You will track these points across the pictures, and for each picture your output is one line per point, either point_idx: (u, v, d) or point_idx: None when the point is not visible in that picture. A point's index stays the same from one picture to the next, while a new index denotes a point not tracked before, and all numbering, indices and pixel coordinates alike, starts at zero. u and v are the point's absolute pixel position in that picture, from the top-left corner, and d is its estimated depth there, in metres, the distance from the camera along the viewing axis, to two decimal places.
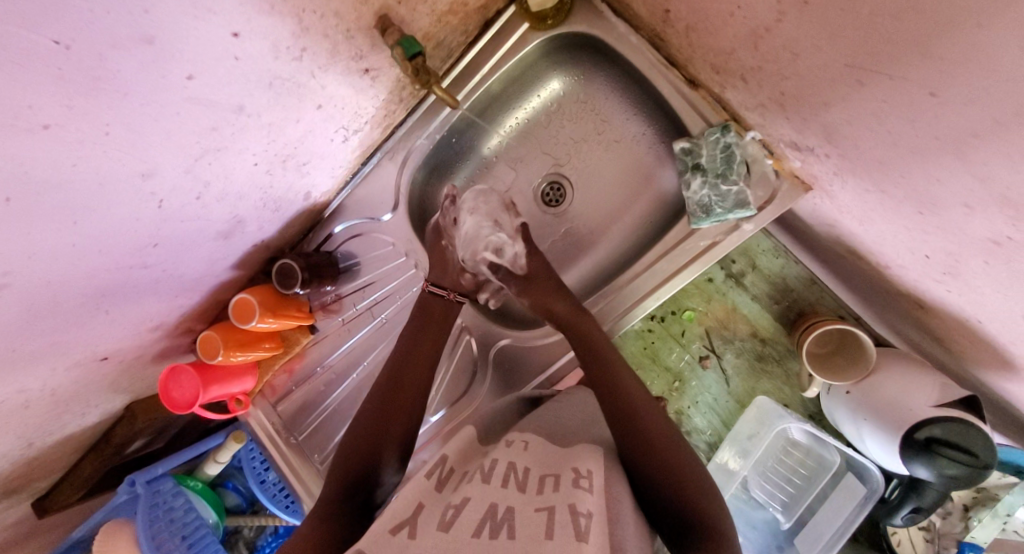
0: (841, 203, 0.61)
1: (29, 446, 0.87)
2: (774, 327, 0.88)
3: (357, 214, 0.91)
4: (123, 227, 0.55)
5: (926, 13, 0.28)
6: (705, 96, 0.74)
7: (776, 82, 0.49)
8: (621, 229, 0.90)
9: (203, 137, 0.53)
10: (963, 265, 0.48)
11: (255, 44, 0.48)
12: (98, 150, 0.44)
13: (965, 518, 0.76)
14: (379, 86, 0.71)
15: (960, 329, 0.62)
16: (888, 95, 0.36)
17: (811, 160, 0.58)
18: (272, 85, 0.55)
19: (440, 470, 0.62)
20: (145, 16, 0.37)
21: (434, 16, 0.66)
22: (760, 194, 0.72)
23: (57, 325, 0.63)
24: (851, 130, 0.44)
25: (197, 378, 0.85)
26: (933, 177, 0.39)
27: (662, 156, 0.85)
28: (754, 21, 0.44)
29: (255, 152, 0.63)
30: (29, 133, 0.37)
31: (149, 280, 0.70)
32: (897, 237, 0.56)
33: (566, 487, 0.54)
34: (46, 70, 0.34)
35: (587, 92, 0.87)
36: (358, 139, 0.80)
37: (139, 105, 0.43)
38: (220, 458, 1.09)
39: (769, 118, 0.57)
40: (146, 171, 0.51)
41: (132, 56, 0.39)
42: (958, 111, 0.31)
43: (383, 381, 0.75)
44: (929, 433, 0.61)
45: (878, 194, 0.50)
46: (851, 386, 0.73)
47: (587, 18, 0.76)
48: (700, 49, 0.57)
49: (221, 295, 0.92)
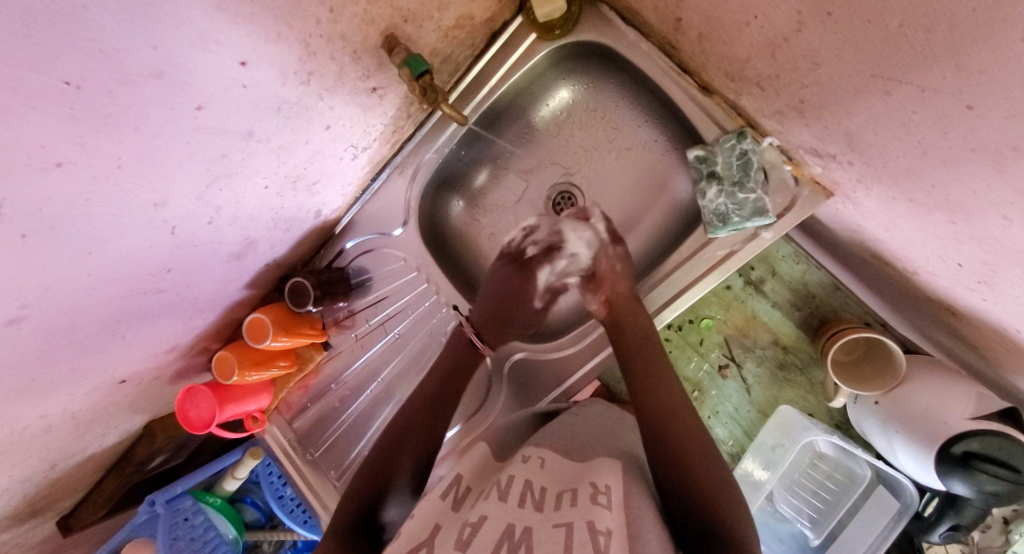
0: (865, 210, 0.59)
1: (52, 468, 0.88)
2: (797, 335, 0.85)
3: (369, 230, 0.91)
4: (137, 256, 0.56)
5: (958, 24, 0.26)
6: (719, 102, 0.72)
7: (795, 89, 0.47)
8: (634, 238, 0.88)
9: (213, 165, 0.53)
10: (1000, 275, 0.45)
11: (264, 71, 0.48)
12: (111, 183, 0.44)
13: (1005, 532, 0.73)
14: (386, 103, 0.71)
15: (996, 337, 0.59)
16: (917, 105, 0.34)
17: (833, 167, 0.56)
18: (280, 109, 0.54)
19: (455, 491, 0.61)
20: (155, 52, 0.37)
21: (441, 31, 0.65)
22: (778, 201, 0.70)
23: (75, 352, 0.64)
24: (876, 138, 0.42)
25: (213, 399, 0.86)
26: (966, 187, 0.37)
27: (676, 162, 0.84)
28: (770, 29, 0.42)
29: (266, 175, 0.63)
30: (42, 172, 0.37)
31: (164, 304, 0.70)
32: (927, 244, 0.53)
33: (586, 504, 0.52)
34: (57, 110, 0.34)
35: (596, 99, 0.85)
36: (367, 156, 0.80)
37: (151, 139, 0.43)
38: (238, 474, 1.09)
39: (787, 124, 0.56)
40: (158, 201, 0.51)
41: (142, 91, 0.39)
42: (993, 123, 0.29)
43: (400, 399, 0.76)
44: (967, 447, 0.58)
45: (905, 201, 0.48)
46: (880, 397, 0.70)
47: (595, 26, 0.75)
48: (714, 57, 0.55)
49: (235, 314, 0.92)
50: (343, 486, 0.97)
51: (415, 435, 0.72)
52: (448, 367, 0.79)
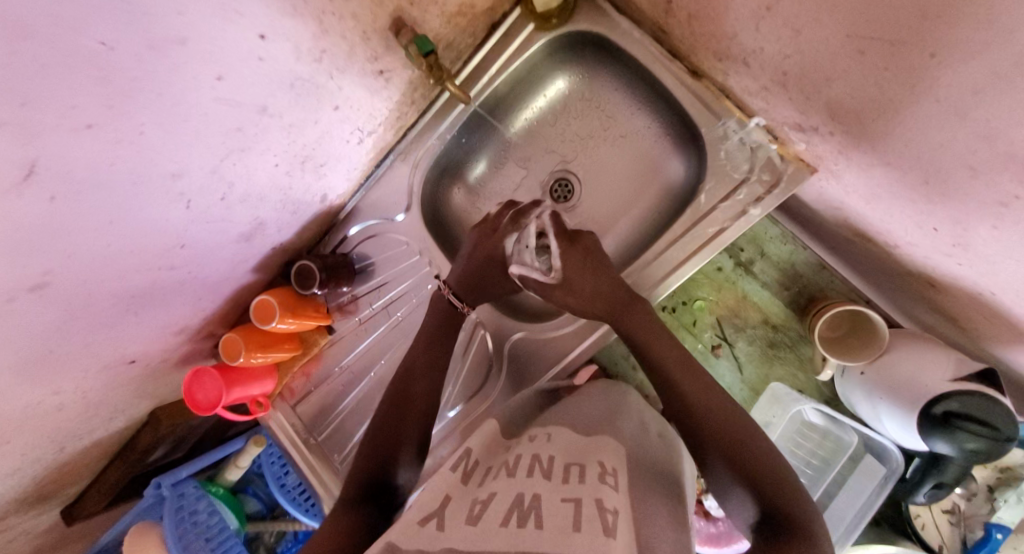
0: (846, 183, 0.63)
1: (60, 450, 0.90)
2: (786, 314, 0.88)
3: (372, 215, 0.93)
4: (154, 227, 0.58)
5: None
6: (708, 86, 0.76)
7: (778, 62, 0.50)
8: (629, 222, 0.91)
9: (229, 137, 0.56)
10: (971, 233, 0.49)
11: (279, 45, 0.51)
12: (133, 148, 0.46)
13: (990, 499, 0.76)
14: (391, 87, 0.74)
15: (972, 303, 0.62)
16: (889, 63, 0.37)
17: (815, 141, 0.59)
18: (293, 86, 0.57)
19: (466, 463, 0.64)
20: (180, 18, 0.40)
21: (444, 17, 0.68)
22: (767, 178, 0.73)
23: (89, 326, 0.66)
24: (855, 104, 0.45)
25: (220, 379, 0.88)
26: (937, 142, 0.40)
27: (668, 147, 0.87)
28: (755, 1, 0.45)
29: (277, 153, 0.65)
30: (72, 132, 0.39)
31: (176, 281, 0.72)
32: (905, 212, 0.57)
33: (593, 480, 0.53)
34: (88, 70, 0.36)
35: (591, 89, 0.89)
36: (371, 141, 0.82)
37: (171, 107, 0.46)
38: (240, 463, 1.11)
39: (772, 100, 0.59)
40: (176, 171, 0.53)
41: (166, 57, 0.42)
42: (956, 70, 0.32)
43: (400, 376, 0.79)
44: (946, 407, 0.61)
45: (883, 167, 0.51)
46: (866, 367, 0.73)
47: (591, 16, 0.78)
48: (703, 37, 0.59)
49: (240, 298, 0.94)
50: (346, 469, 0.99)
51: (420, 412, 0.75)
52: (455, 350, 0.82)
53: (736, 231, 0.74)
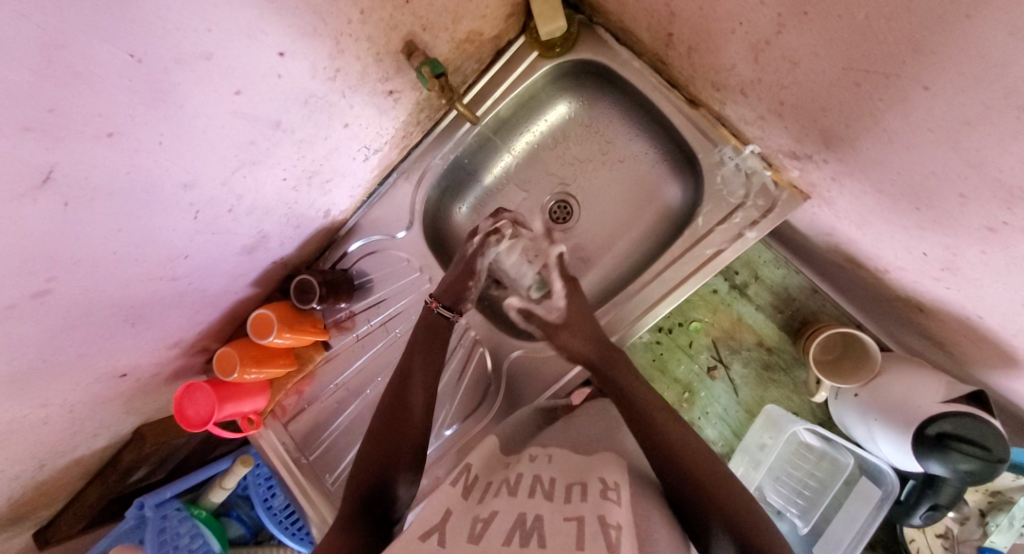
0: (839, 209, 0.65)
1: (40, 467, 0.87)
2: (780, 337, 0.90)
3: (374, 232, 0.94)
4: (160, 237, 0.58)
5: (916, 10, 0.31)
6: (705, 114, 0.79)
7: (776, 92, 0.53)
8: (627, 243, 0.93)
9: (241, 151, 0.57)
10: (961, 258, 0.51)
11: (297, 64, 0.52)
12: (150, 158, 0.47)
13: (982, 524, 0.76)
14: (399, 108, 0.76)
15: (961, 329, 0.64)
16: (882, 92, 0.40)
17: (810, 168, 0.62)
18: (307, 103, 0.59)
19: (466, 478, 0.63)
20: (207, 34, 0.41)
21: (454, 43, 0.71)
22: (761, 204, 0.76)
23: (86, 336, 0.65)
24: (848, 132, 0.48)
25: (213, 394, 0.86)
26: (928, 169, 0.42)
27: (665, 172, 0.89)
28: (754, 35, 0.48)
29: (286, 167, 0.66)
30: (93, 140, 0.40)
31: (175, 293, 0.72)
32: (895, 238, 0.59)
33: (595, 497, 0.53)
34: (116, 79, 0.37)
35: (591, 115, 0.92)
36: (377, 159, 0.84)
37: (190, 119, 0.47)
38: (226, 484, 1.08)
39: (767, 129, 0.62)
40: (187, 182, 0.54)
41: (191, 70, 0.43)
42: (946, 100, 0.35)
43: (390, 394, 0.77)
44: (939, 428, 0.62)
45: (876, 194, 0.54)
46: (860, 389, 0.74)
47: (592, 46, 0.81)
48: (702, 68, 0.62)
49: (236, 313, 0.93)
50: (338, 491, 0.97)
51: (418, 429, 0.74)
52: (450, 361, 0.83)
53: (736, 252, 0.76)
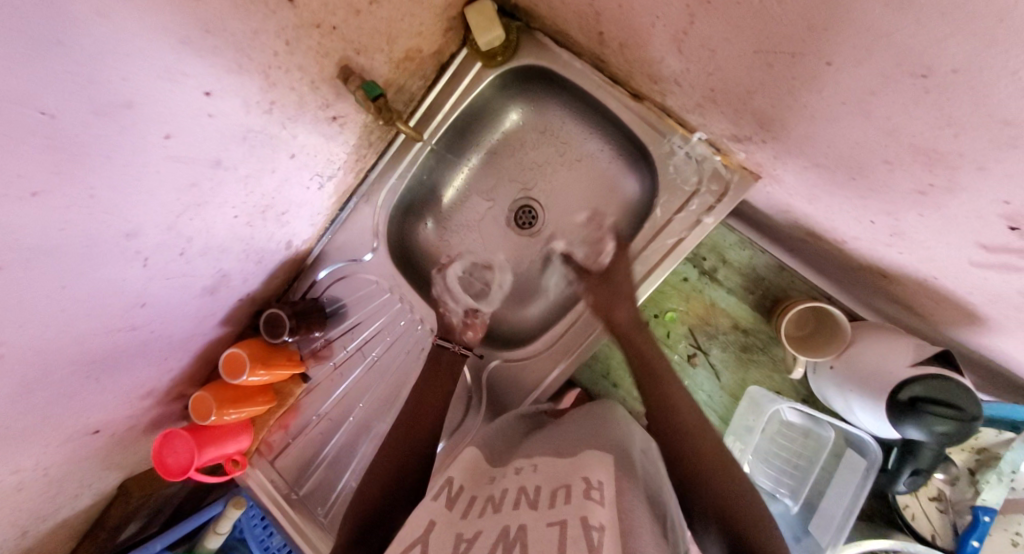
0: (789, 186, 0.66)
1: (22, 536, 0.85)
2: (754, 317, 0.90)
3: (340, 258, 0.94)
4: (110, 289, 0.57)
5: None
6: (650, 106, 0.79)
7: (705, 79, 0.53)
8: (594, 241, 0.93)
9: (183, 194, 0.56)
10: (904, 223, 0.51)
11: (227, 101, 0.52)
12: (84, 213, 0.47)
13: (973, 483, 0.77)
14: (347, 131, 0.75)
15: (922, 290, 0.65)
16: (794, 72, 0.40)
17: (753, 149, 0.63)
18: (246, 138, 0.58)
19: (449, 491, 0.61)
20: (124, 83, 0.40)
21: (392, 63, 0.71)
22: (715, 189, 0.76)
23: (49, 398, 0.64)
24: (776, 112, 0.49)
25: (191, 441, 0.85)
26: (854, 141, 0.43)
27: (622, 167, 0.89)
28: (672, 27, 0.49)
29: (235, 205, 0.65)
30: (19, 201, 0.39)
31: (138, 342, 0.71)
32: (843, 209, 0.60)
33: (579, 499, 0.53)
34: (33, 138, 0.37)
35: (543, 119, 0.92)
36: (332, 185, 0.83)
37: (121, 166, 0.46)
38: (221, 529, 1.06)
39: (708, 116, 0.63)
40: (130, 231, 0.53)
41: (113, 121, 0.42)
42: (851, 75, 0.35)
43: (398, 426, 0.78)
44: (911, 393, 0.62)
45: (815, 168, 0.55)
46: (834, 361, 0.75)
47: (533, 51, 0.81)
48: (636, 62, 0.62)
49: (208, 355, 0.92)
50: (331, 523, 0.94)
51: (413, 454, 0.74)
52: (438, 384, 0.83)
53: (699, 238, 0.77)
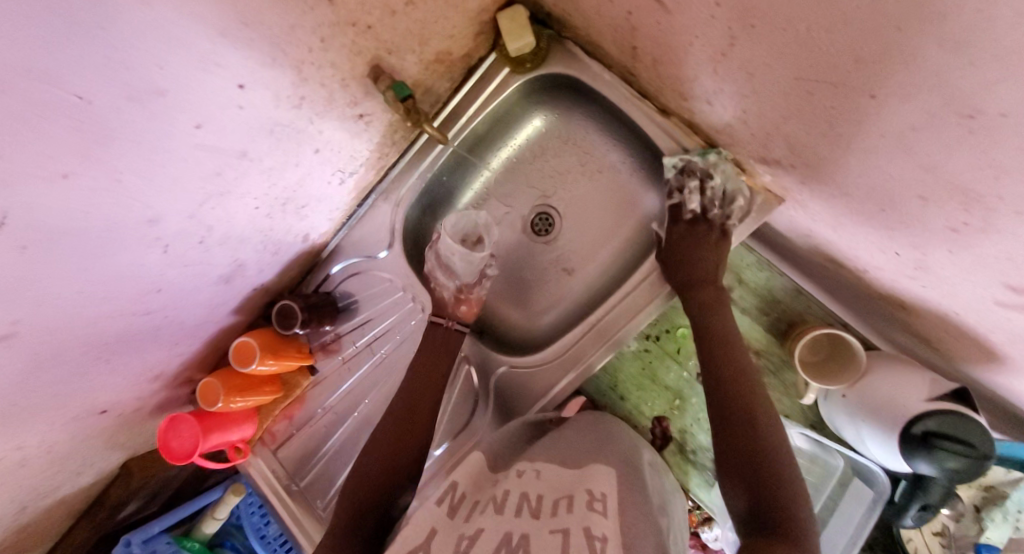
0: (813, 211, 0.65)
1: (25, 508, 0.85)
2: (767, 339, 0.89)
3: (354, 254, 0.94)
4: (129, 272, 0.58)
5: (854, 28, 0.31)
6: (676, 121, 0.77)
7: (738, 101, 0.53)
8: (609, 252, 0.93)
9: (208, 183, 0.56)
10: (931, 257, 0.51)
11: (258, 94, 0.52)
12: (110, 196, 0.47)
13: (978, 520, 0.75)
14: (372, 129, 0.75)
15: (943, 325, 0.64)
16: (832, 102, 0.40)
17: (780, 172, 0.62)
18: (273, 131, 0.58)
19: (451, 497, 0.62)
20: (160, 71, 0.40)
21: (422, 64, 0.71)
22: (737, 209, 0.75)
23: (61, 375, 0.64)
24: (809, 139, 0.48)
25: (197, 426, 0.85)
26: (888, 174, 0.43)
27: (643, 182, 0.90)
28: (710, 48, 0.48)
29: (257, 196, 0.66)
30: (48, 182, 0.40)
31: (151, 325, 0.71)
32: (868, 238, 0.59)
33: (581, 509, 0.54)
34: (68, 120, 0.37)
35: (566, 127, 0.92)
36: (353, 181, 0.84)
37: (150, 152, 0.47)
38: (218, 514, 1.06)
39: (736, 136, 0.62)
40: (152, 217, 0.54)
41: (146, 108, 0.42)
42: (893, 109, 0.35)
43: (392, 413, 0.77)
44: (924, 427, 0.61)
45: (843, 196, 0.54)
46: (847, 390, 0.74)
47: (563, 59, 0.81)
48: (667, 78, 0.62)
49: (219, 342, 0.93)
50: (329, 516, 0.95)
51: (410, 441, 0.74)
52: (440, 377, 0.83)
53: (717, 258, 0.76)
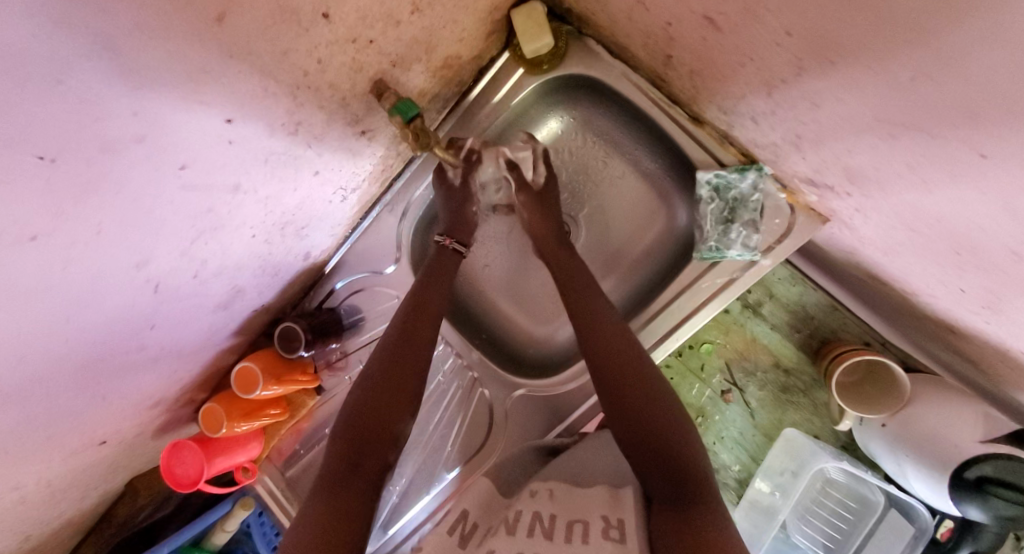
0: (863, 236, 0.59)
1: (28, 538, 0.83)
2: (798, 357, 0.85)
3: (359, 269, 0.89)
4: (116, 317, 0.52)
5: (975, 84, 0.25)
6: (710, 132, 0.70)
7: (792, 125, 0.47)
8: (630, 265, 0.86)
9: (199, 221, 0.51)
10: (1005, 302, 0.45)
11: (250, 126, 0.45)
12: (87, 248, 0.41)
13: None
14: (376, 144, 0.69)
15: (999, 359, 0.59)
16: (923, 147, 0.34)
17: (829, 197, 0.57)
18: (268, 160, 0.52)
19: (463, 526, 0.59)
20: (136, 117, 0.34)
21: (428, 72, 0.64)
22: (775, 229, 0.68)
23: (51, 421, 0.60)
24: (879, 175, 0.42)
25: (201, 453, 0.82)
26: (976, 225, 0.37)
27: (670, 189, 0.82)
28: (767, 72, 0.42)
29: (253, 225, 0.60)
30: (16, 246, 0.33)
31: (147, 359, 0.67)
32: (926, 270, 0.54)
33: (598, 539, 0.49)
34: (31, 185, 0.30)
35: (586, 129, 0.83)
36: (356, 196, 0.78)
37: (132, 200, 0.40)
38: (228, 527, 1.05)
39: (782, 156, 0.56)
40: (140, 261, 0.48)
41: (122, 156, 0.36)
42: (1003, 172, 0.29)
43: (378, 360, 0.67)
44: (980, 472, 0.58)
45: (907, 231, 0.48)
46: (887, 419, 0.70)
47: (582, 59, 0.74)
48: (706, 92, 0.56)
49: (220, 363, 0.89)
50: None
51: (401, 398, 0.65)
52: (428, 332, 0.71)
53: (751, 280, 0.70)
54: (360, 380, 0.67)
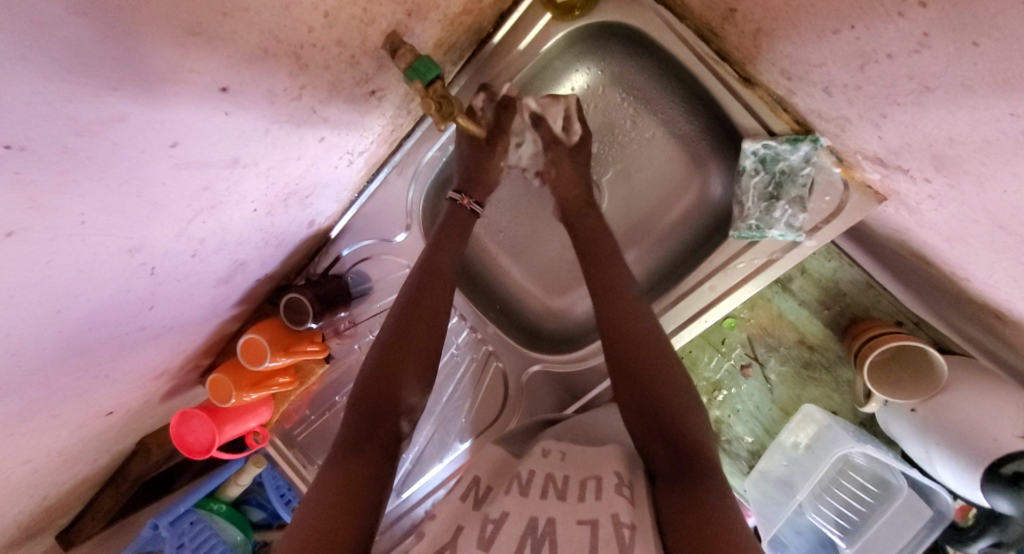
0: (925, 221, 0.54)
1: (45, 499, 0.84)
2: (825, 335, 0.82)
3: (366, 235, 0.83)
4: (111, 304, 0.48)
5: None
6: (762, 95, 0.62)
7: (877, 103, 0.43)
8: (655, 238, 0.81)
9: (195, 200, 0.45)
10: None
11: (248, 94, 0.39)
12: (74, 241, 0.35)
13: None
14: (386, 104, 0.62)
15: None
16: None
17: (897, 178, 0.52)
18: (269, 130, 0.46)
19: (476, 490, 0.55)
20: (114, 96, 0.27)
21: (446, 20, 0.56)
22: (823, 208, 0.63)
23: (55, 402, 0.57)
24: (984, 166, 0.36)
25: (210, 421, 0.81)
26: None
27: (706, 156, 0.75)
28: (869, 44, 0.38)
29: (255, 199, 0.54)
30: None
31: (151, 335, 0.63)
32: (995, 264, 0.49)
33: (608, 495, 0.48)
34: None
35: (616, 85, 0.74)
36: (364, 159, 0.71)
37: (118, 185, 0.35)
38: (242, 481, 1.07)
39: (851, 129, 0.50)
40: (134, 246, 0.43)
41: (104, 140, 0.30)
42: None
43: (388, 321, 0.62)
44: (1017, 468, 0.57)
45: (993, 227, 0.43)
46: (917, 404, 0.68)
47: (619, 5, 0.65)
48: (771, 54, 0.51)
49: (225, 330, 0.86)
50: None
51: (415, 368, 0.60)
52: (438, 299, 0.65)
53: (791, 261, 0.67)
54: (371, 344, 0.62)
